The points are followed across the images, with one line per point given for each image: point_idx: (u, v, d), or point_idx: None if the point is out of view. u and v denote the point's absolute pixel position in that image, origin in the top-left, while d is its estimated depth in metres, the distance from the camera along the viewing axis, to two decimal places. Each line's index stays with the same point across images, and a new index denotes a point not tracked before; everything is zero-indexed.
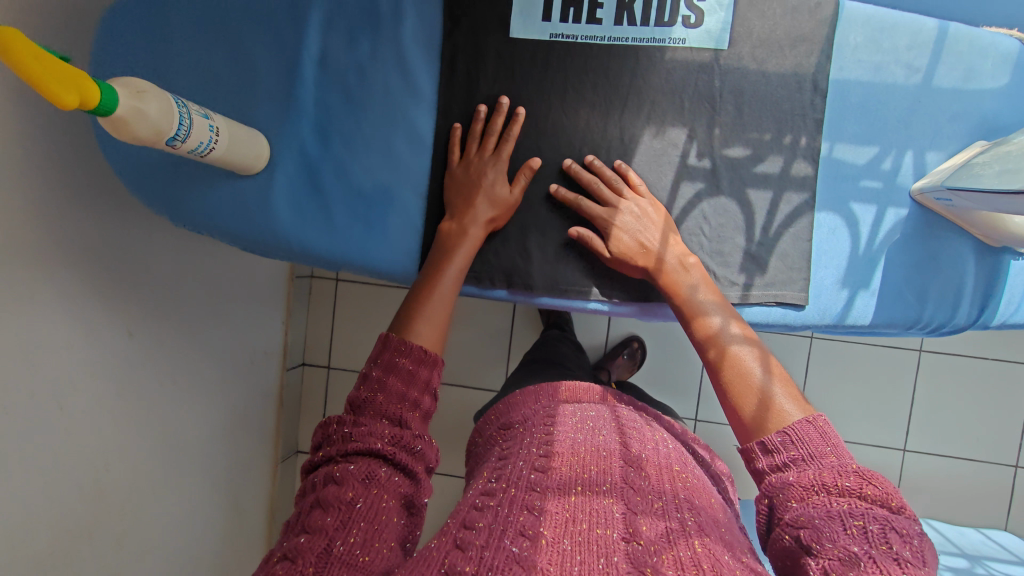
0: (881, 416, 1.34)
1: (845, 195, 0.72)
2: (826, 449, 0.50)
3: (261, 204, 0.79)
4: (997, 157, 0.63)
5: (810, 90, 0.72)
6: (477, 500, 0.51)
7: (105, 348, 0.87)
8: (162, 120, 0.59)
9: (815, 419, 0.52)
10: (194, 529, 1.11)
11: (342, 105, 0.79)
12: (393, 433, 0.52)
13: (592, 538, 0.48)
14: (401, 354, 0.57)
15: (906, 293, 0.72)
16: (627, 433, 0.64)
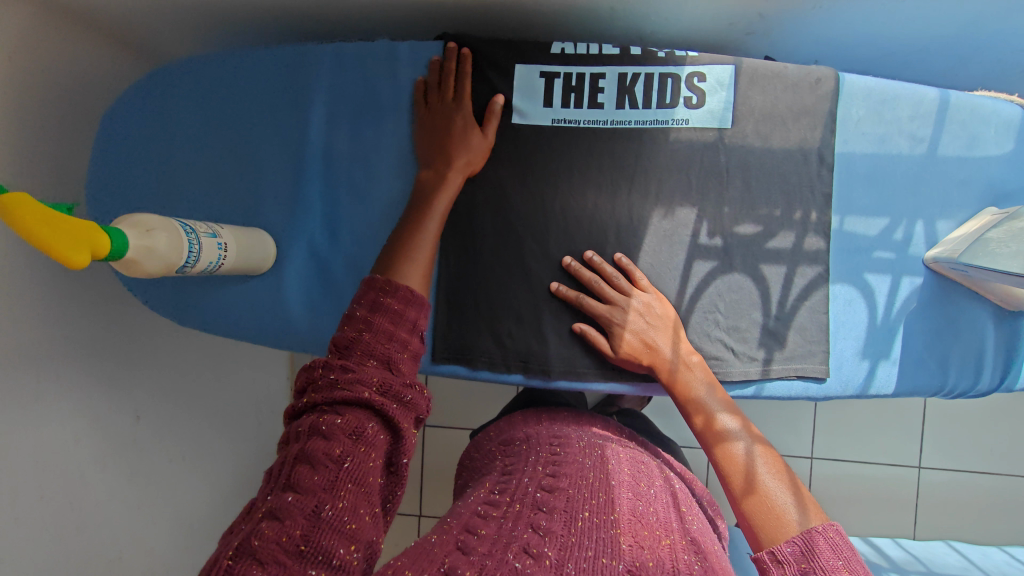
0: (896, 439, 1.34)
1: (858, 266, 0.73)
2: (837, 563, 0.48)
3: (271, 303, 0.79)
4: (1012, 235, 0.65)
5: (816, 164, 0.72)
6: (480, 510, 0.53)
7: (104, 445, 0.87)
8: (172, 253, 0.59)
9: (826, 529, 0.51)
10: None
11: (349, 198, 0.79)
12: (382, 381, 0.48)
13: (597, 565, 0.47)
14: (386, 294, 0.53)
15: (929, 362, 0.72)
16: (635, 470, 0.65)
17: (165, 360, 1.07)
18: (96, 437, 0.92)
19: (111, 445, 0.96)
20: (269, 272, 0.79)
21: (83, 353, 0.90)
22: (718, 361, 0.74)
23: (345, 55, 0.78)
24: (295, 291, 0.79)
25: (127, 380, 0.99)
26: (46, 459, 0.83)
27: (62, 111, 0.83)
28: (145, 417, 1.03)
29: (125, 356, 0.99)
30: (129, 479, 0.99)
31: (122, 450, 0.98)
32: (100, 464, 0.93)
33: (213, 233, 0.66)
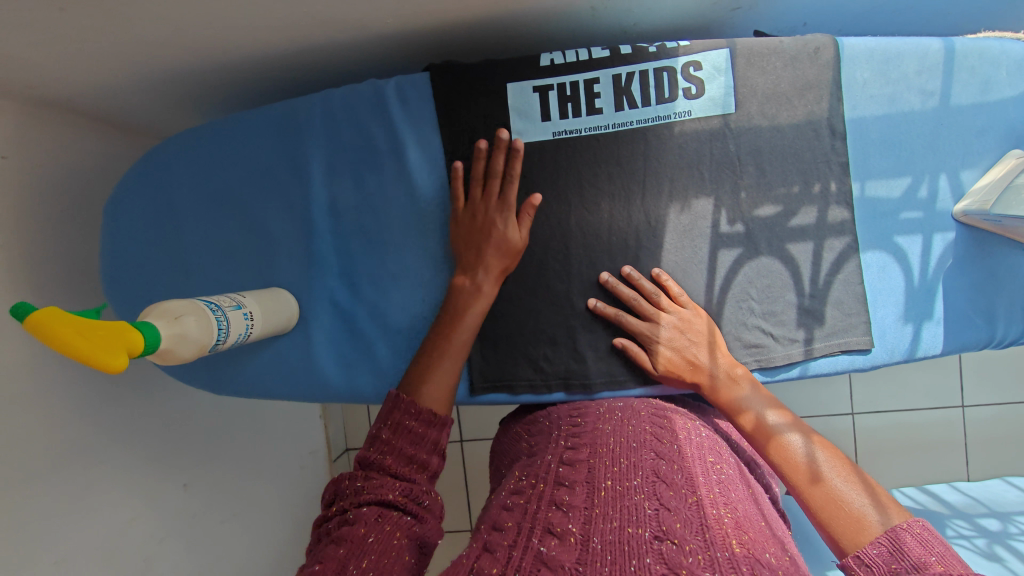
0: (936, 383, 1.32)
1: (887, 231, 0.71)
2: (931, 557, 0.45)
3: (304, 362, 0.79)
4: None
5: (828, 136, 0.71)
6: (507, 502, 0.52)
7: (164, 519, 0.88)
8: (203, 334, 0.59)
9: (911, 525, 0.48)
10: None
11: (363, 249, 0.79)
12: (403, 484, 0.55)
13: (624, 537, 0.46)
14: (410, 417, 0.60)
15: (974, 316, 0.71)
16: (657, 424, 0.61)
17: (202, 427, 1.08)
18: (151, 515, 0.93)
19: (166, 520, 0.96)
20: (297, 332, 0.79)
21: (124, 437, 0.91)
22: (758, 348, 0.73)
23: (335, 105, 0.78)
24: (324, 347, 0.79)
25: (172, 453, 1.00)
26: (106, 545, 0.84)
27: (64, 207, 0.84)
28: (193, 485, 1.03)
29: (165, 429, 0.99)
30: (188, 549, 0.99)
31: (178, 523, 0.98)
32: (160, 539, 0.94)
33: (236, 304, 0.66)
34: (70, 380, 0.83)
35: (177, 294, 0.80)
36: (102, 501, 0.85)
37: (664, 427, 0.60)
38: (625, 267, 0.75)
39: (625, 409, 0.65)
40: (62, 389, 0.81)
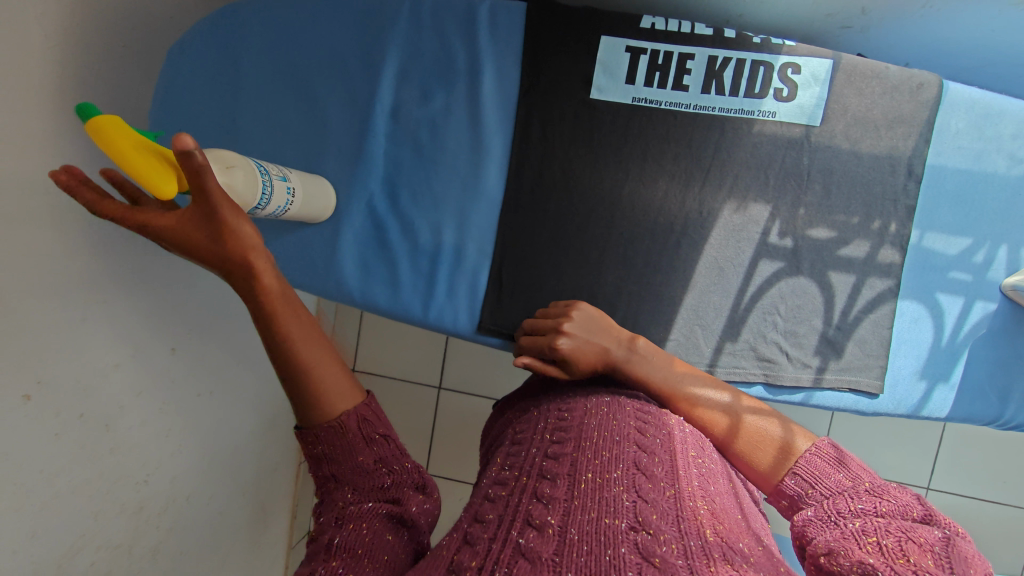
0: (910, 457, 1.33)
1: (931, 285, 0.70)
2: (838, 475, 0.48)
3: (327, 257, 0.79)
4: None
5: (903, 175, 0.69)
6: (489, 491, 0.48)
7: (145, 361, 0.96)
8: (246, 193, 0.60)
9: (821, 446, 0.51)
10: (196, 533, 1.16)
11: (411, 163, 0.78)
12: (355, 488, 0.46)
13: (601, 527, 0.43)
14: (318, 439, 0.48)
15: (988, 391, 0.70)
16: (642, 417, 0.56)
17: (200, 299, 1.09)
18: (135, 368, 0.94)
19: (149, 376, 0.98)
20: (327, 227, 0.79)
21: (127, 284, 0.91)
22: (769, 363, 0.73)
23: (424, 8, 0.76)
24: (349, 247, 0.79)
25: (167, 314, 1.01)
26: (88, 381, 0.86)
27: (126, 39, 0.83)
28: (180, 350, 1.05)
29: (168, 286, 1.00)
30: (160, 409, 1.01)
31: (158, 382, 1.00)
32: (137, 392, 0.95)
33: (282, 176, 0.66)
34: (94, 215, 0.83)
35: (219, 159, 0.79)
36: (95, 338, 0.86)
37: (649, 417, 0.55)
38: (666, 248, 0.74)
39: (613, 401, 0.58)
40: (84, 221, 0.82)
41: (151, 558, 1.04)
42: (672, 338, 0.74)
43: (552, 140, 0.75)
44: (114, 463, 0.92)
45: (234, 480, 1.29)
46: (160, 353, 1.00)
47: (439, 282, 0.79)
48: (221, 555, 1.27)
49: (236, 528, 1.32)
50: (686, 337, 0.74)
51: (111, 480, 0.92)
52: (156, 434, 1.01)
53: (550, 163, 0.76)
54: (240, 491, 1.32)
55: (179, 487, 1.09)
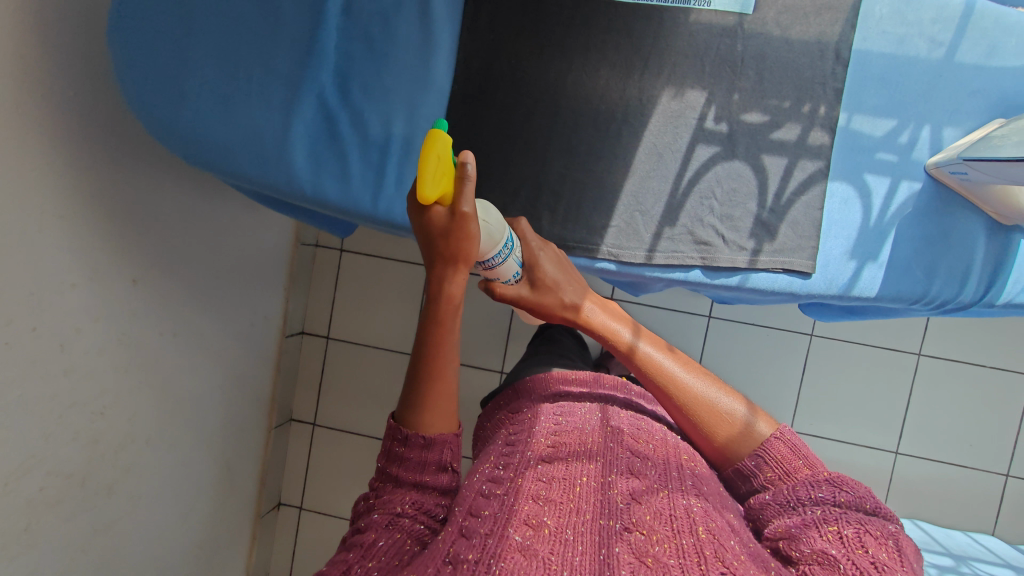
0: (878, 424, 1.52)
1: (859, 166, 0.73)
2: (799, 462, 0.57)
3: (278, 146, 0.79)
4: (1016, 130, 0.64)
5: (832, 59, 0.72)
6: (483, 487, 0.56)
7: (105, 286, 0.97)
8: (488, 245, 0.62)
9: (783, 433, 0.60)
10: (157, 475, 1.18)
11: (363, 56, 0.79)
12: (414, 500, 0.57)
13: (594, 528, 0.52)
14: (400, 442, 0.60)
15: (915, 268, 0.72)
16: (636, 426, 0.67)
17: (169, 232, 1.11)
18: (92, 291, 0.94)
19: (107, 302, 0.98)
20: (278, 120, 0.79)
21: (89, 202, 0.92)
22: (706, 246, 0.75)
23: None
24: (302, 137, 0.79)
25: (130, 241, 1.01)
26: (43, 295, 0.86)
27: None
28: (141, 284, 1.05)
29: (130, 212, 1.01)
30: (119, 339, 1.02)
31: (116, 313, 1.00)
32: (95, 318, 0.96)
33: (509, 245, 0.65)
34: (52, 119, 0.83)
35: (176, 54, 0.76)
36: (51, 252, 0.86)
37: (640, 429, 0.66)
38: (609, 134, 0.77)
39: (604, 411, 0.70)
40: (38, 124, 0.81)
41: (106, 496, 1.05)
42: (613, 224, 0.77)
43: (499, 34, 0.78)
44: (67, 385, 0.93)
45: (196, 430, 1.29)
46: (121, 283, 1.00)
47: (388, 175, 0.80)
48: (183, 505, 1.28)
49: (198, 481, 1.33)
50: (627, 223, 0.76)
51: (64, 404, 0.93)
52: (113, 365, 1.01)
53: (497, 56, 0.78)
54: (204, 444, 1.34)
55: (137, 427, 1.10)
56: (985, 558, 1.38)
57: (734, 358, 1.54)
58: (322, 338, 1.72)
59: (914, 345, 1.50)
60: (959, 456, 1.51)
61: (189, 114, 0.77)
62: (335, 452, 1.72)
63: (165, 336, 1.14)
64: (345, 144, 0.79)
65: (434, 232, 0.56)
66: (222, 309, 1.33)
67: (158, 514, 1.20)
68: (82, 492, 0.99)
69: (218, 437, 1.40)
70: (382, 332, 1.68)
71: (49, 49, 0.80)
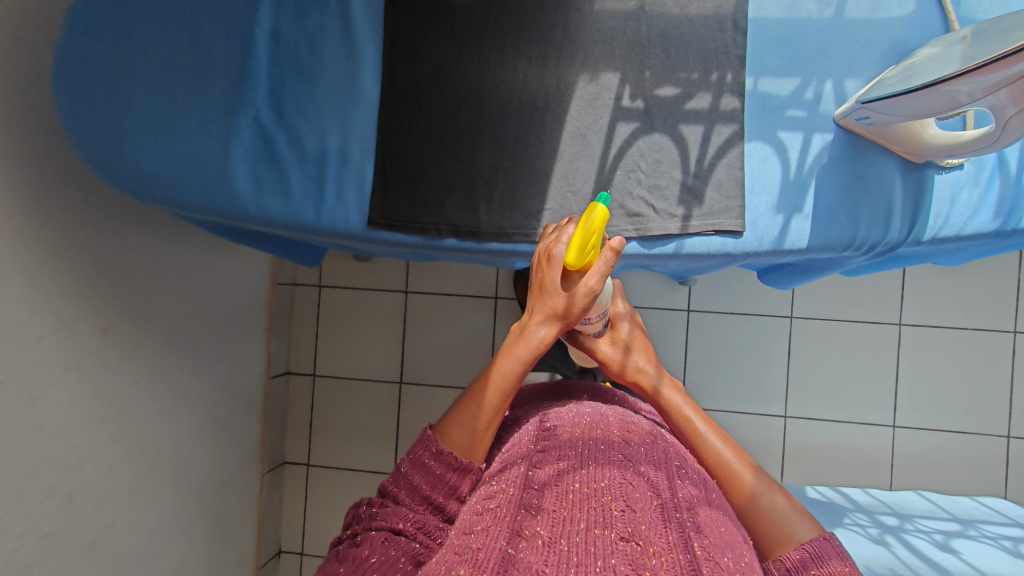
0: (868, 399, 1.52)
1: (771, 125, 0.76)
2: (844, 567, 0.53)
3: (220, 171, 0.81)
4: (903, 69, 0.69)
5: (730, 30, 0.77)
6: (478, 505, 0.55)
7: (75, 335, 0.97)
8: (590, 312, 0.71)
9: (831, 538, 0.57)
10: (140, 529, 1.15)
11: (294, 78, 0.83)
12: (417, 518, 0.57)
13: (591, 537, 0.50)
14: (431, 454, 0.61)
15: (839, 215, 0.74)
16: (626, 431, 0.67)
17: (140, 278, 1.12)
18: (60, 341, 0.94)
19: (77, 352, 0.98)
20: (217, 143, 0.81)
21: (54, 253, 0.92)
22: (638, 217, 0.77)
23: None
24: (242, 160, 0.81)
25: (99, 290, 1.02)
26: (10, 349, 0.85)
27: None
28: (112, 332, 1.05)
29: (97, 260, 1.01)
30: (92, 389, 1.01)
31: (87, 361, 1.00)
32: (63, 369, 0.95)
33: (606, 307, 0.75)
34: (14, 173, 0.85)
35: (114, 93, 0.78)
36: (17, 304, 0.86)
37: (632, 433, 0.66)
38: (534, 123, 0.80)
39: (595, 414, 0.70)
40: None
41: (87, 554, 1.02)
42: (548, 207, 0.79)
43: (420, 42, 0.82)
44: (40, 438, 0.91)
45: (181, 480, 1.28)
46: (90, 332, 1.00)
47: (327, 185, 0.82)
48: (173, 560, 1.25)
49: (188, 532, 1.31)
50: (561, 205, 0.79)
51: (35, 461, 0.91)
52: (87, 414, 1.01)
53: (419, 62, 0.82)
54: (191, 495, 1.31)
55: (117, 480, 1.08)
56: (991, 519, 1.34)
57: (716, 348, 1.55)
58: (308, 376, 1.72)
59: (893, 315, 1.51)
60: (956, 422, 1.50)
61: (132, 148, 0.79)
62: (330, 491, 1.69)
63: (142, 384, 1.13)
64: (284, 163, 0.81)
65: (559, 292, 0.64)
66: (200, 354, 1.33)
67: (144, 570, 1.16)
68: (61, 550, 0.96)
69: (206, 487, 1.38)
70: (366, 361, 1.68)
71: (11, 105, 0.83)
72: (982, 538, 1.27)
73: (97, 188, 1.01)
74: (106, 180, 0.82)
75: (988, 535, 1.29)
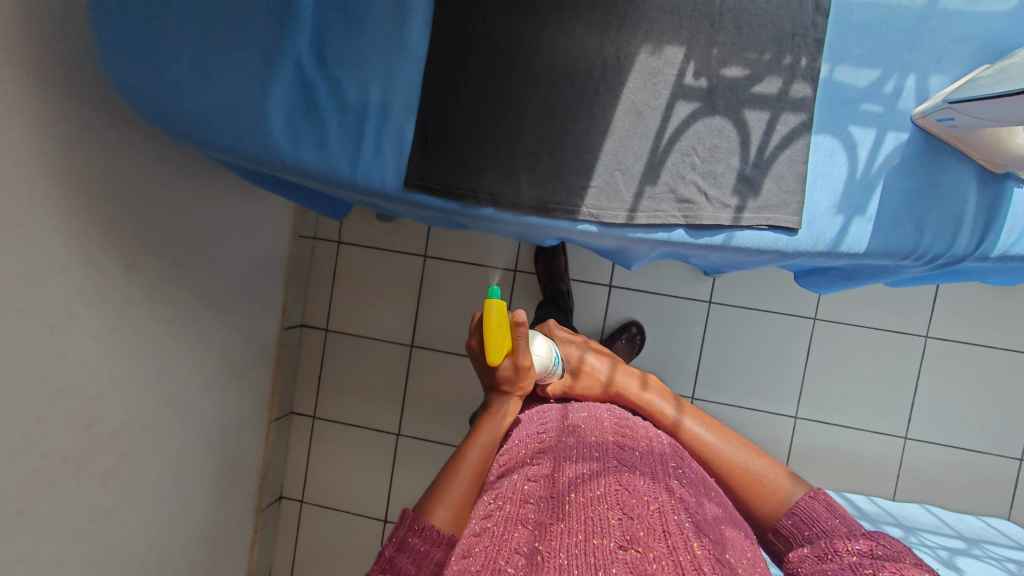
0: (885, 409, 1.49)
1: (843, 118, 0.71)
2: (835, 521, 0.62)
3: (256, 117, 0.77)
4: (1001, 69, 0.63)
5: (811, 9, 0.72)
6: (475, 526, 0.56)
7: (99, 269, 0.96)
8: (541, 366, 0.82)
9: (819, 495, 0.65)
10: (150, 465, 1.16)
11: (338, 23, 0.78)
12: None
13: (590, 548, 0.51)
14: (415, 532, 0.63)
15: (904, 222, 0.70)
16: (620, 435, 0.68)
17: (164, 220, 1.10)
18: (84, 272, 0.93)
19: (99, 286, 0.97)
20: (255, 86, 0.77)
21: (83, 183, 0.90)
22: (689, 204, 0.73)
23: None
24: (279, 106, 0.78)
25: (124, 226, 1.00)
26: (34, 277, 0.84)
27: None
28: (134, 269, 1.04)
29: (123, 195, 0.99)
30: (113, 324, 1.01)
31: (109, 296, 0.99)
32: (87, 302, 0.95)
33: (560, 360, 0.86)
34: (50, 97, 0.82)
35: (154, 30, 0.76)
36: (44, 232, 0.85)
37: (627, 435, 0.68)
38: (589, 94, 0.76)
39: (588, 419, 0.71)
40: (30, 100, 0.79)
41: (100, 484, 1.03)
42: (593, 185, 0.75)
43: None
44: (61, 367, 0.91)
45: (193, 422, 1.29)
46: (114, 268, 0.99)
47: (366, 140, 0.79)
48: (181, 497, 1.27)
49: (196, 473, 1.32)
50: (607, 183, 0.75)
51: (54, 389, 0.91)
52: (106, 349, 1.00)
53: (471, 18, 0.78)
54: (202, 437, 1.33)
55: (132, 414, 1.09)
56: (997, 540, 1.32)
57: (737, 343, 1.52)
58: (321, 331, 1.71)
59: (921, 327, 1.47)
60: (972, 440, 1.47)
61: (169, 86, 0.77)
62: (336, 447, 1.71)
63: (160, 324, 1.13)
64: (322, 113, 0.77)
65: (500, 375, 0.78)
66: (218, 299, 1.32)
67: (152, 505, 1.18)
68: (76, 478, 0.98)
69: (216, 430, 1.39)
70: (381, 323, 1.67)
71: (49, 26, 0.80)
72: (986, 559, 1.26)
73: (129, 122, 0.98)
74: (142, 119, 0.80)
75: (993, 556, 1.28)
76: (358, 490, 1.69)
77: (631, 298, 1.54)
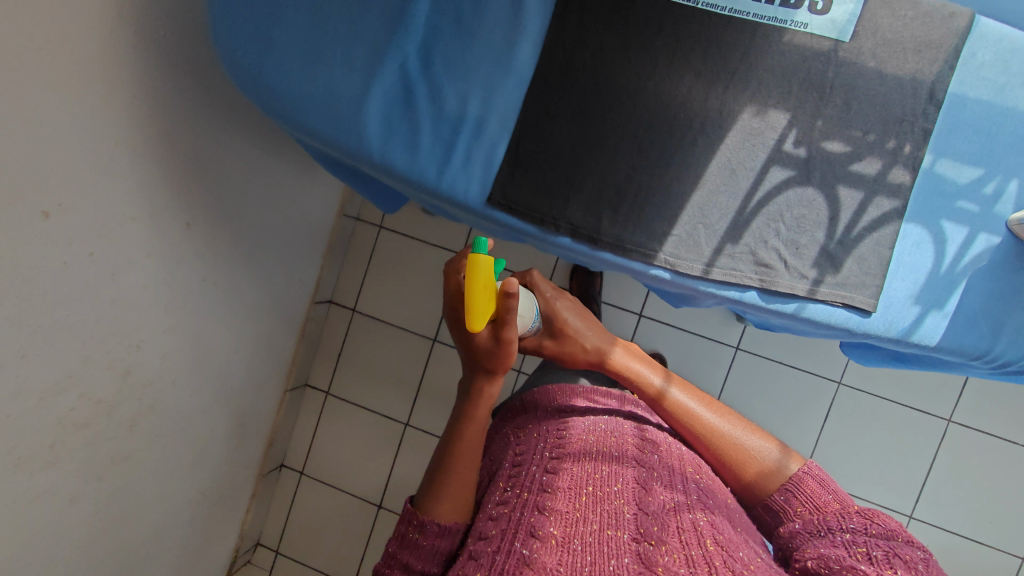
0: (895, 485, 1.47)
1: (937, 212, 0.73)
2: (827, 495, 0.64)
3: (354, 111, 0.78)
4: None
5: (925, 98, 0.73)
6: (493, 511, 0.62)
7: (169, 224, 0.98)
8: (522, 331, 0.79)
9: (812, 468, 0.67)
10: (173, 418, 1.17)
11: (450, 33, 0.79)
12: None
13: (604, 538, 0.56)
14: (415, 528, 0.64)
15: (982, 323, 0.72)
16: (639, 439, 0.73)
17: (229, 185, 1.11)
18: (152, 226, 0.94)
19: (162, 240, 0.97)
20: (359, 82, 0.78)
21: (167, 139, 0.92)
22: (766, 269, 0.74)
23: None
24: (377, 105, 0.79)
25: (195, 185, 1.02)
26: (105, 223, 0.85)
27: None
28: (194, 228, 1.04)
29: (199, 155, 1.01)
30: (167, 279, 1.01)
31: (169, 252, 1.00)
32: (148, 254, 0.95)
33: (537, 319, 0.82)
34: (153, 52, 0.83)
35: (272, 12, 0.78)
36: (124, 181, 0.86)
37: (648, 443, 0.72)
38: (687, 142, 0.76)
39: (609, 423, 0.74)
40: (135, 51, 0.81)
41: (126, 430, 1.04)
42: (675, 233, 0.76)
43: (586, 30, 0.78)
44: (114, 313, 0.92)
45: (217, 381, 1.30)
46: (179, 225, 1.00)
47: (457, 150, 0.79)
48: (194, 451, 1.29)
49: (210, 431, 1.34)
50: (688, 234, 0.76)
51: (105, 334, 0.92)
52: (157, 301, 1.01)
53: (582, 47, 0.78)
54: (222, 396, 1.35)
55: (168, 366, 1.10)
56: None
57: (759, 394, 1.51)
58: (349, 311, 1.73)
59: (948, 411, 1.45)
60: (977, 531, 1.45)
61: (275, 65, 0.78)
62: (344, 426, 1.72)
63: (207, 283, 1.14)
64: (419, 118, 0.78)
65: (482, 352, 0.70)
66: (259, 265, 1.33)
67: (167, 455, 1.19)
68: (108, 420, 0.99)
69: (236, 391, 1.41)
70: (410, 313, 1.69)
71: None
72: None
73: (221, 86, 1.00)
74: (241, 92, 0.81)
75: None
76: (359, 472, 1.70)
77: (661, 331, 1.54)
